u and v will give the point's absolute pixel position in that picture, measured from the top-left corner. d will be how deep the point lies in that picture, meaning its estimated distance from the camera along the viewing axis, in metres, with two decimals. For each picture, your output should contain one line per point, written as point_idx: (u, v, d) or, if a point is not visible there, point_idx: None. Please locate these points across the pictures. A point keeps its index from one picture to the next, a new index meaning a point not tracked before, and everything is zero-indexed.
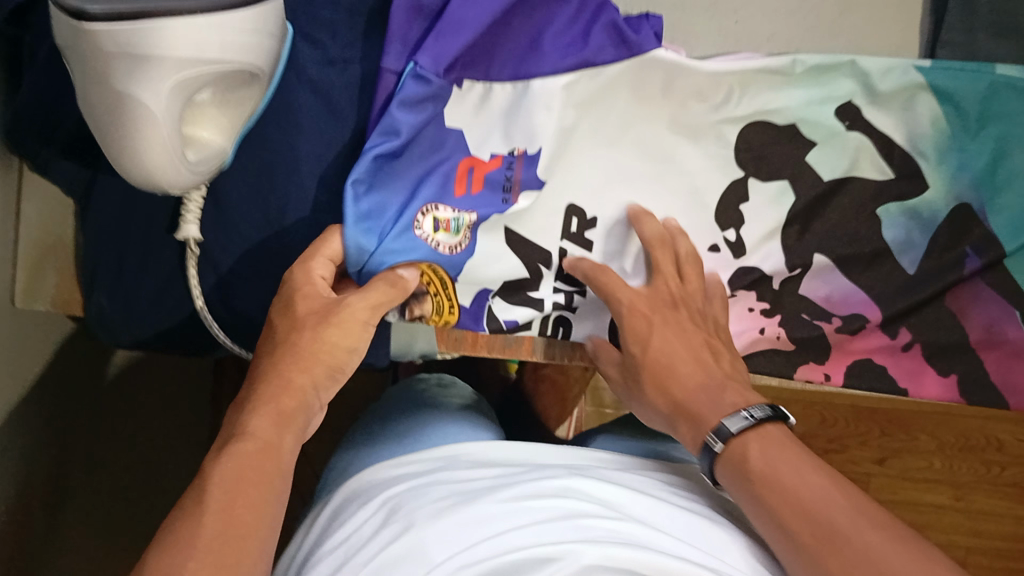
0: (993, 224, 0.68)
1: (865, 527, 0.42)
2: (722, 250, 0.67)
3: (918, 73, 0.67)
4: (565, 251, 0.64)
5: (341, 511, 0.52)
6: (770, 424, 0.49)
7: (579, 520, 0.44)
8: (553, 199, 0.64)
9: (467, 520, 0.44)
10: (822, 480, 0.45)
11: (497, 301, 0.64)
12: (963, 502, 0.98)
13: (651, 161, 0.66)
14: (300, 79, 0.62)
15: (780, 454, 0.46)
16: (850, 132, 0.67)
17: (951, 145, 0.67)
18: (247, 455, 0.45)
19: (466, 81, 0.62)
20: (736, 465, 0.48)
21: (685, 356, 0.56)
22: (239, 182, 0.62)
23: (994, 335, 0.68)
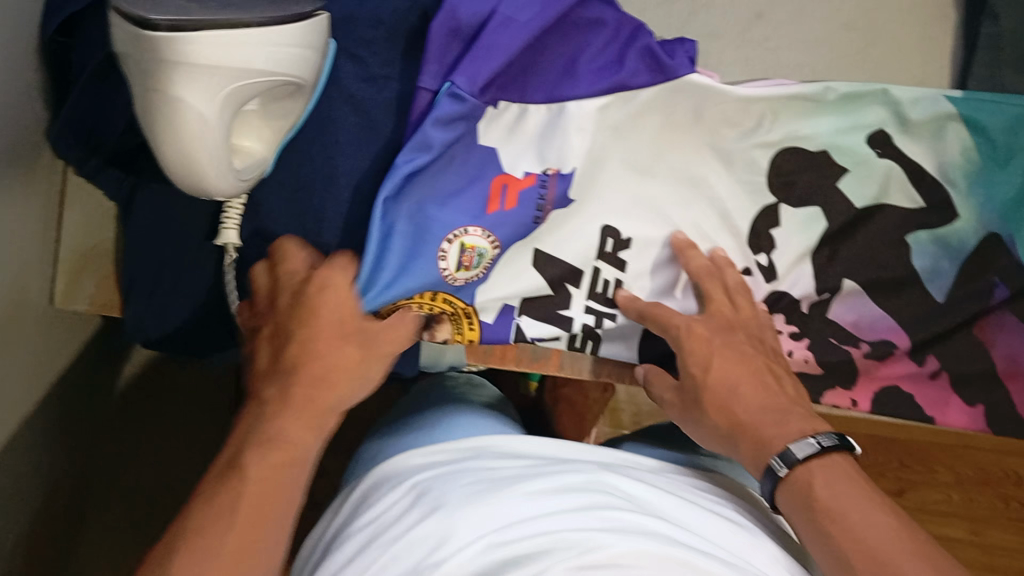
0: (1020, 255, 0.68)
1: (915, 563, 0.45)
2: (754, 273, 0.67)
3: (948, 103, 0.68)
4: (597, 269, 0.66)
5: (369, 494, 0.53)
6: (837, 453, 0.52)
7: (604, 509, 0.45)
8: (586, 218, 0.65)
9: (496, 506, 0.45)
10: (871, 511, 0.48)
11: (523, 319, 0.65)
12: (979, 537, 0.97)
13: (683, 183, 0.67)
14: (341, 94, 0.63)
15: (829, 486, 0.50)
16: (880, 160, 0.68)
17: (980, 176, 0.68)
18: (274, 460, 0.50)
19: (501, 102, 0.63)
20: (795, 495, 0.51)
21: (745, 386, 0.58)
22: (276, 193, 0.63)
23: (1019, 366, 0.69)
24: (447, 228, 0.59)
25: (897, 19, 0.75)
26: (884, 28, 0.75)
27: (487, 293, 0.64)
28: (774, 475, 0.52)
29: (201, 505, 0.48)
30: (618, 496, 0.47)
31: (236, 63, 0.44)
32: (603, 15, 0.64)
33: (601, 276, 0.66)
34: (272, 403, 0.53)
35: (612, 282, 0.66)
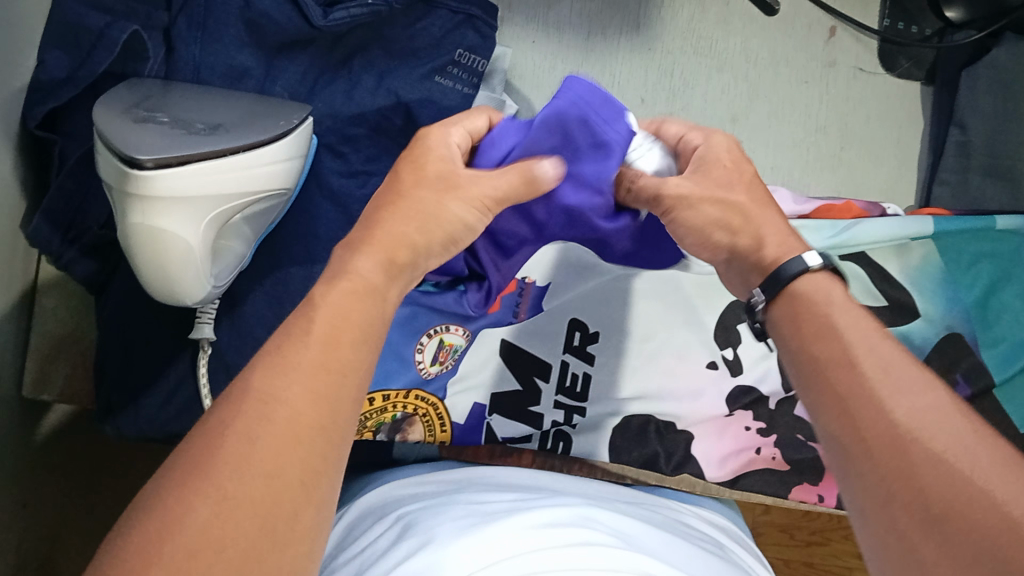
0: (982, 355, 0.69)
1: (916, 392, 0.37)
2: (721, 366, 0.69)
3: (925, 219, 0.71)
4: (566, 362, 0.67)
5: (356, 525, 0.54)
6: (824, 275, 0.45)
7: (596, 529, 0.46)
8: (560, 310, 0.67)
9: (491, 536, 0.45)
10: (883, 345, 0.40)
11: (493, 418, 0.65)
12: None
13: (661, 285, 0.69)
14: (322, 189, 0.65)
15: (844, 307, 0.43)
16: (847, 262, 0.70)
17: (946, 279, 0.70)
18: (349, 291, 0.39)
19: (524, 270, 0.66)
20: (807, 304, 0.44)
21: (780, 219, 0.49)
22: (254, 285, 0.63)
23: None
24: (428, 325, 0.63)
25: (868, 125, 0.78)
26: (854, 134, 0.78)
27: (456, 387, 0.65)
28: (774, 285, 0.45)
29: (248, 367, 0.35)
30: (609, 530, 0.47)
31: (214, 191, 0.46)
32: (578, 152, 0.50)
33: (569, 369, 0.67)
34: (344, 250, 0.42)
35: (581, 375, 0.67)
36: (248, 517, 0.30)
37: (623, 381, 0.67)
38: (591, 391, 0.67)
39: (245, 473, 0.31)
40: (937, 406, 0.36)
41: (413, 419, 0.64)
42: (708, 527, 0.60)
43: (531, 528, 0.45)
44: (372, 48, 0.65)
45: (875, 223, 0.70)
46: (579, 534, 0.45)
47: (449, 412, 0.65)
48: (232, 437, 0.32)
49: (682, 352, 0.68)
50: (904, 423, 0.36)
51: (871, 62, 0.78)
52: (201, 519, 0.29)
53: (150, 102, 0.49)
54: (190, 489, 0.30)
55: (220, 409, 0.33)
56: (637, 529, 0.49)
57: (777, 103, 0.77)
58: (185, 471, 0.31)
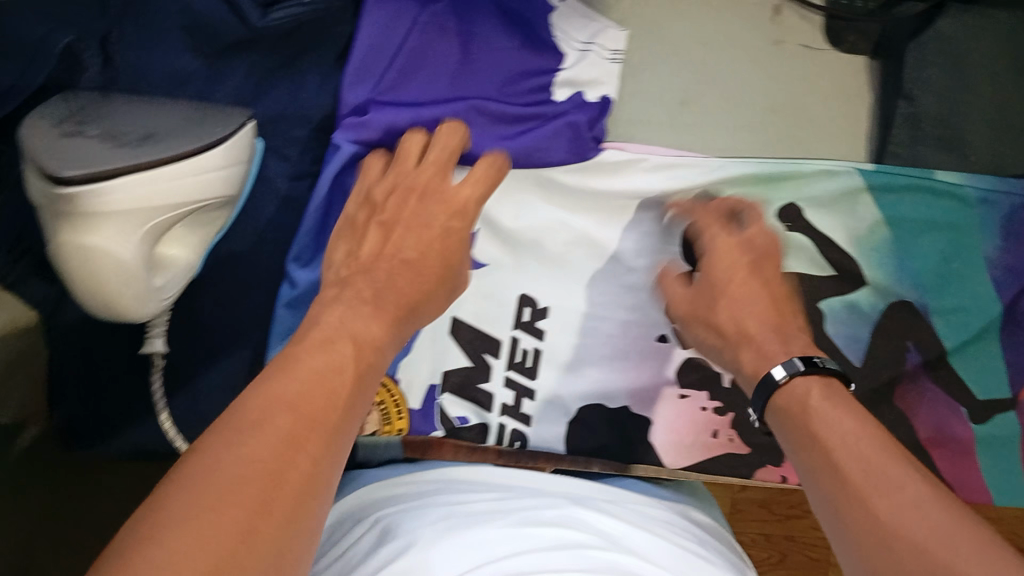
0: (935, 323, 0.73)
1: (896, 483, 0.41)
2: (671, 339, 0.71)
3: (860, 177, 0.73)
4: (516, 338, 0.70)
5: (336, 532, 0.57)
6: (820, 379, 0.50)
7: (579, 530, 0.52)
8: (511, 282, 0.70)
9: (466, 545, 0.49)
10: (869, 441, 0.44)
11: (445, 397, 0.68)
12: None
13: (605, 260, 0.71)
14: (269, 192, 0.65)
15: (822, 405, 0.48)
16: (792, 233, 0.72)
17: (895, 247, 0.73)
18: (323, 355, 0.43)
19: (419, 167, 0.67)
20: (787, 404, 0.50)
21: (759, 307, 0.59)
22: (209, 294, 0.63)
23: (943, 436, 0.74)
24: None
25: (821, 103, 0.77)
26: (807, 112, 0.77)
27: (407, 369, 0.68)
28: (767, 390, 0.52)
29: (235, 400, 0.39)
30: (591, 530, 0.53)
31: (151, 201, 0.45)
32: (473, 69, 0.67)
33: (520, 345, 0.70)
34: (338, 306, 0.48)
35: (531, 350, 0.70)
36: (233, 534, 0.33)
37: (579, 361, 0.70)
38: (540, 366, 0.70)
39: (231, 501, 0.34)
40: (918, 493, 0.41)
41: (373, 408, 0.67)
42: (682, 519, 0.62)
43: (524, 537, 0.50)
44: (317, 48, 0.64)
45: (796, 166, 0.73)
46: (563, 534, 0.51)
47: (406, 401, 0.68)
48: (225, 467, 0.35)
49: (634, 326, 0.71)
50: (904, 507, 0.40)
51: (818, 39, 0.78)
52: (190, 540, 0.32)
53: (84, 114, 0.48)
54: (196, 512, 0.33)
55: (216, 436, 0.37)
56: (613, 523, 0.55)
57: (726, 83, 0.77)
58: (180, 491, 0.34)
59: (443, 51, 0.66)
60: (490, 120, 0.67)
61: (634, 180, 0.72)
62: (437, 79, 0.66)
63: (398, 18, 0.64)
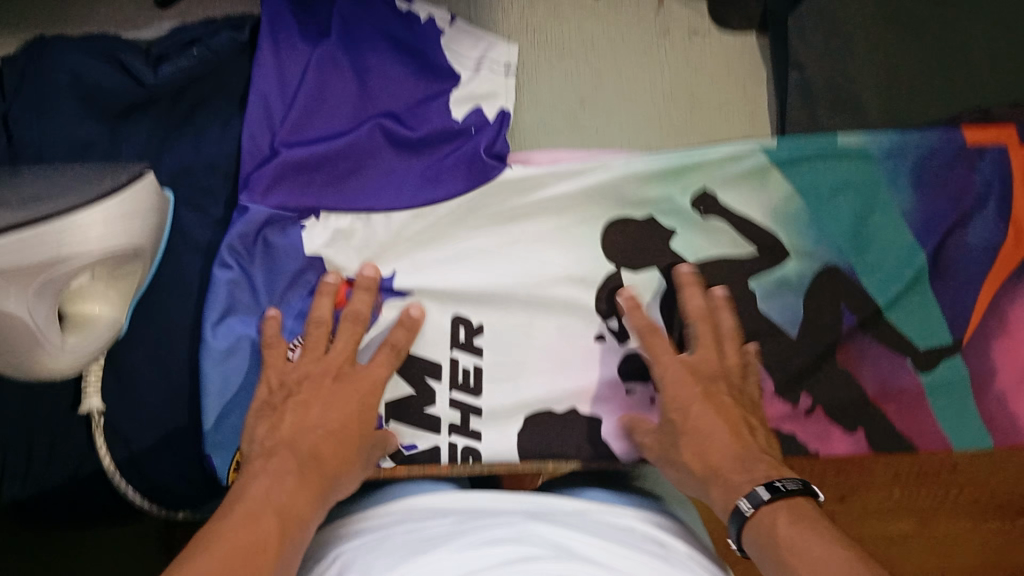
0: (863, 283, 0.75)
1: None
2: (608, 339, 0.72)
3: (764, 154, 0.75)
4: (455, 359, 0.70)
5: (302, 571, 0.58)
6: (790, 499, 0.54)
7: (533, 545, 0.53)
8: (440, 306, 0.70)
9: (417, 570, 0.50)
10: (840, 565, 0.47)
11: (391, 424, 0.68)
12: (939, 532, 0.90)
13: (529, 266, 0.72)
14: (186, 242, 0.66)
15: (795, 532, 0.51)
16: (707, 217, 0.74)
17: (810, 215, 0.75)
18: (254, 523, 0.48)
19: (324, 211, 0.68)
20: (765, 534, 0.52)
21: (718, 435, 0.61)
22: (137, 350, 0.64)
23: (888, 388, 0.76)
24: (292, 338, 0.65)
25: (714, 85, 0.80)
26: (704, 95, 0.79)
27: None
28: (741, 520, 0.55)
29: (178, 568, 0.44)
30: (544, 542, 0.54)
31: (36, 257, 0.48)
32: (370, 100, 0.70)
33: (459, 364, 0.70)
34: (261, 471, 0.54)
35: (471, 368, 0.70)
36: None
37: (519, 369, 0.71)
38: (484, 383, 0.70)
39: None
40: None
41: None
42: (645, 518, 0.63)
43: (471, 552, 0.52)
44: (212, 99, 0.67)
45: (699, 152, 0.74)
46: (512, 550, 0.52)
47: None
48: None
49: (568, 329, 0.72)
50: None
51: (704, 24, 0.81)
52: None
53: None
54: None
55: None
56: (573, 534, 0.56)
57: (623, 77, 0.79)
58: None
59: (338, 89, 0.69)
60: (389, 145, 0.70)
61: (553, 189, 0.73)
62: (336, 116, 0.69)
63: (294, 58, 0.68)
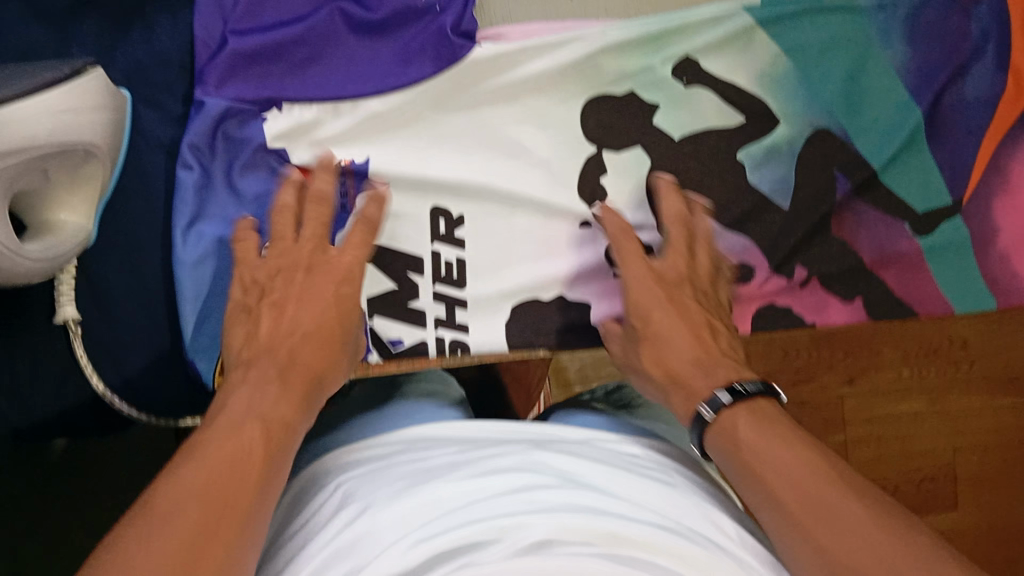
0: (856, 145, 0.73)
1: (867, 529, 0.42)
2: (594, 225, 0.70)
3: (747, 14, 0.71)
4: (437, 253, 0.69)
5: (301, 499, 0.59)
6: (762, 399, 0.50)
7: (536, 474, 0.55)
8: (420, 199, 0.68)
9: (421, 502, 0.52)
10: (824, 485, 0.44)
11: (375, 321, 0.67)
12: (937, 404, 1.03)
13: (506, 149, 0.70)
14: (150, 142, 0.64)
15: (764, 439, 0.47)
16: (691, 87, 0.71)
17: (799, 78, 0.72)
18: (224, 444, 0.43)
19: (286, 104, 0.66)
20: (728, 435, 0.49)
21: (682, 337, 0.58)
22: (109, 258, 0.63)
23: (887, 255, 0.74)
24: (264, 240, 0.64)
25: None
26: None
27: None
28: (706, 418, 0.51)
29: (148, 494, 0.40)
30: (546, 469, 0.56)
31: None
32: None
33: (442, 258, 0.69)
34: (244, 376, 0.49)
35: (454, 261, 0.69)
36: None
37: (504, 255, 0.69)
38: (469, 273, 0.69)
39: None
40: (873, 536, 0.41)
41: None
42: (645, 441, 0.65)
43: (481, 492, 0.52)
44: None
45: (676, 15, 0.71)
46: (519, 480, 0.54)
47: None
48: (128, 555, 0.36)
49: (552, 213, 0.70)
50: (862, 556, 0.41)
51: None
52: None
53: None
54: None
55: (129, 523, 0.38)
56: (580, 464, 0.58)
57: None
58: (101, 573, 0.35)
59: None
60: (352, 29, 0.67)
61: (529, 67, 0.70)
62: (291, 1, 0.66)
63: None
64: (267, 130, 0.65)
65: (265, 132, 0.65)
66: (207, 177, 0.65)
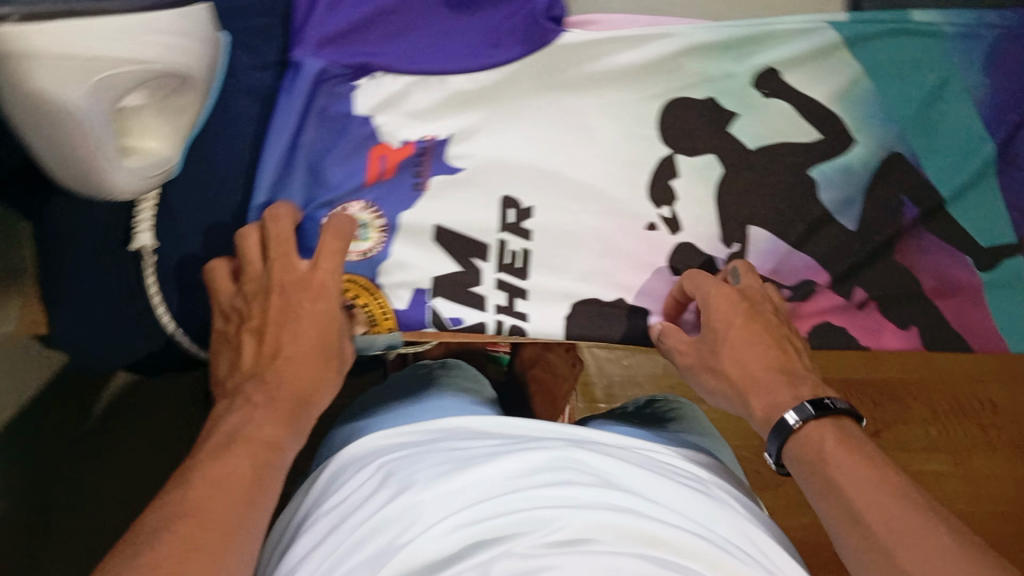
0: (926, 173, 0.73)
1: (920, 531, 0.43)
2: (661, 227, 0.70)
3: (832, 31, 0.73)
4: (503, 241, 0.68)
5: (338, 476, 0.63)
6: (842, 416, 0.52)
7: (576, 472, 0.56)
8: (492, 180, 0.68)
9: (454, 489, 0.54)
10: (890, 494, 0.45)
11: (437, 302, 0.65)
12: (965, 467, 1.00)
13: (582, 133, 0.70)
14: (240, 84, 0.66)
15: (836, 451, 0.49)
16: (770, 99, 0.72)
17: (877, 100, 0.73)
18: (238, 453, 0.47)
19: (379, 72, 0.69)
20: (808, 448, 0.51)
21: (763, 349, 0.58)
22: (186, 193, 0.63)
23: (945, 284, 0.73)
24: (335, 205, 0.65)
25: None
26: None
27: (391, 279, 0.65)
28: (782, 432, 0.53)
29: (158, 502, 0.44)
30: (585, 467, 0.58)
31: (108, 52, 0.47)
32: None
33: (508, 246, 0.68)
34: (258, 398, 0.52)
35: (520, 251, 0.68)
36: None
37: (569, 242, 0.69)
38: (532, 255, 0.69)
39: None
40: (928, 537, 0.43)
41: (357, 310, 0.64)
42: (681, 454, 0.65)
43: (507, 482, 0.55)
44: None
45: (763, 26, 0.73)
46: (558, 476, 0.55)
47: (390, 302, 0.65)
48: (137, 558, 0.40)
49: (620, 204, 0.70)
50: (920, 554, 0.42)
51: None
52: None
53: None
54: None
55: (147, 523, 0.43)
56: (617, 465, 0.59)
57: None
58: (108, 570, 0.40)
59: None
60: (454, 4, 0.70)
61: (615, 58, 0.72)
62: None
63: None
64: (357, 99, 0.67)
65: (355, 99, 0.67)
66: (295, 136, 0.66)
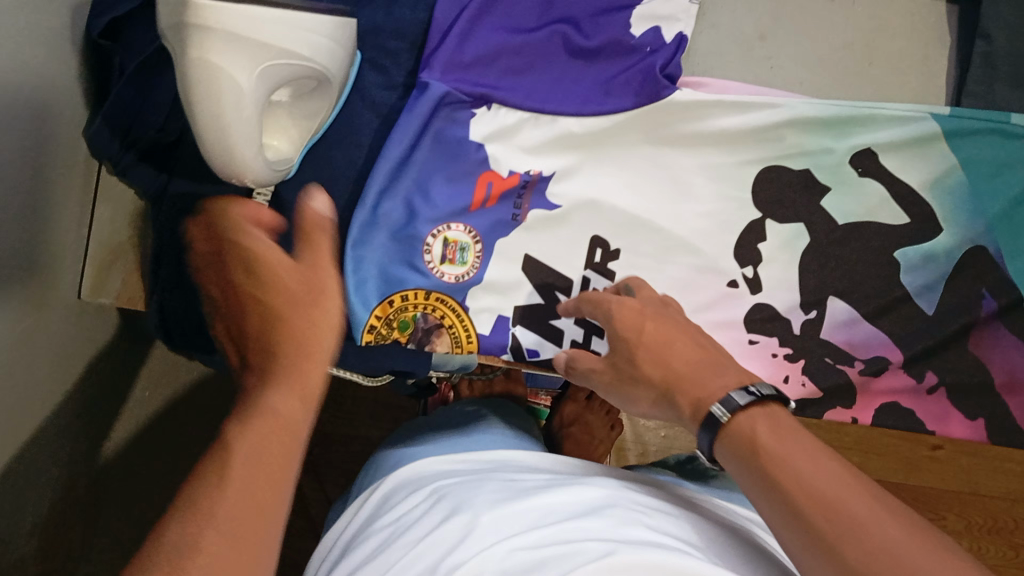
0: (1009, 269, 0.73)
1: (918, 546, 0.36)
2: (741, 285, 0.73)
3: (934, 121, 0.73)
4: (587, 278, 0.71)
5: (390, 497, 0.57)
6: (775, 404, 0.44)
7: (625, 504, 0.48)
8: (587, 221, 0.71)
9: (508, 515, 0.46)
10: (852, 487, 0.38)
11: (517, 329, 0.69)
12: None
13: (678, 187, 0.73)
14: (364, 99, 0.70)
15: (775, 441, 0.41)
16: (865, 179, 0.74)
17: (969, 192, 0.73)
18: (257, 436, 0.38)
19: (495, 105, 0.71)
20: (738, 440, 0.42)
21: (684, 345, 0.50)
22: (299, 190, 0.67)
23: (1016, 379, 0.73)
24: (434, 224, 0.68)
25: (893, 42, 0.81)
26: (878, 49, 0.81)
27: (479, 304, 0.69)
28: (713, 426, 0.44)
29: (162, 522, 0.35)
30: (639, 501, 0.50)
31: (279, 42, 0.50)
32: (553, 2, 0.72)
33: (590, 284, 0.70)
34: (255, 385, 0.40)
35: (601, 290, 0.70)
36: None
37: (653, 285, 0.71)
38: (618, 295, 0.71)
39: None
40: (890, 539, 0.36)
41: (442, 329, 0.68)
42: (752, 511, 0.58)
43: (562, 510, 0.47)
44: None
45: (866, 108, 0.74)
46: (602, 500, 0.48)
47: (475, 327, 0.68)
48: None
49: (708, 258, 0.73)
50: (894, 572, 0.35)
51: None
52: None
53: None
54: None
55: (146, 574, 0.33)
56: (663, 501, 0.51)
57: (804, 22, 0.81)
58: None
59: None
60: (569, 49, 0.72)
61: (717, 120, 0.73)
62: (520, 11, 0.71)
63: None
64: (472, 125, 0.70)
65: (469, 124, 0.70)
66: (408, 154, 0.69)
